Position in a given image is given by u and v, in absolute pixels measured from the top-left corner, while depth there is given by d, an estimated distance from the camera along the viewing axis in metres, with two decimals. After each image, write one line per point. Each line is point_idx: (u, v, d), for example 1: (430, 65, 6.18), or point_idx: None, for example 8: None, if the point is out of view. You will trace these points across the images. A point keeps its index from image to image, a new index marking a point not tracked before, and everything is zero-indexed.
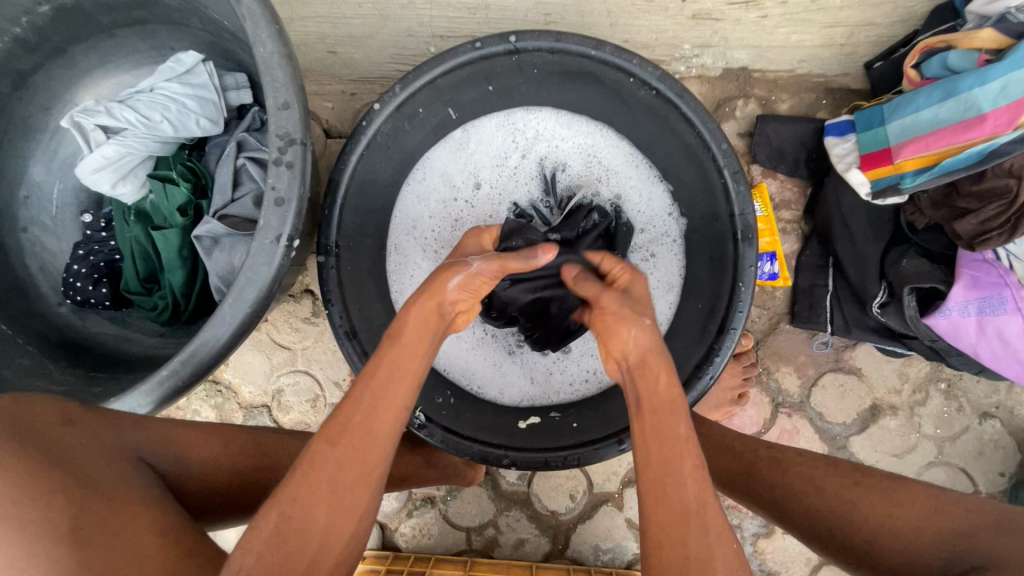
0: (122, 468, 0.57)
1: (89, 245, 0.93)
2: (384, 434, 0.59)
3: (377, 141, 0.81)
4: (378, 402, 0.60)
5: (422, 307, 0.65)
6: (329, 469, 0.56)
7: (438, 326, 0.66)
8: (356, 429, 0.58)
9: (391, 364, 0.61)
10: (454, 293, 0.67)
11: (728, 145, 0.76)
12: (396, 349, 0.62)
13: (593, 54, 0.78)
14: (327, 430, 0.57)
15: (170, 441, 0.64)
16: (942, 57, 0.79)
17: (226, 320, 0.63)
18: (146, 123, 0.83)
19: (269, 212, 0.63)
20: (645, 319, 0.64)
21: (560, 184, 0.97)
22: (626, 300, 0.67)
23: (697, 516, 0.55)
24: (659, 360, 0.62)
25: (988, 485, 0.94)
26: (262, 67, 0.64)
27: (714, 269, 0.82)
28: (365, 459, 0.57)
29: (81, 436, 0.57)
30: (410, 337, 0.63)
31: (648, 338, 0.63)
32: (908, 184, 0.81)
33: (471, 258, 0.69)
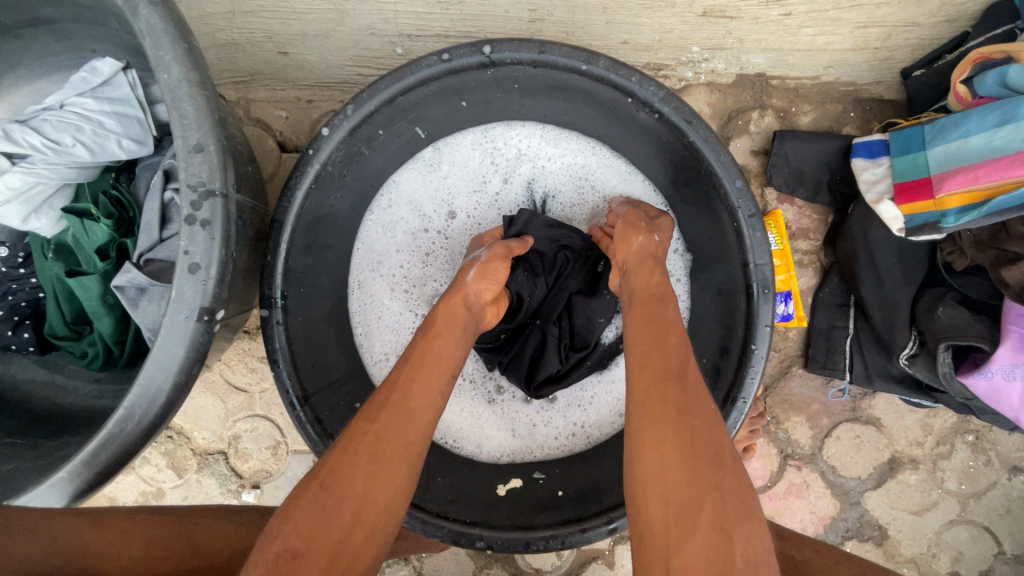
0: None
1: (6, 282, 0.81)
2: (422, 406, 0.58)
3: (328, 171, 0.69)
4: (415, 377, 0.60)
5: (449, 298, 0.68)
6: (368, 438, 0.54)
7: (467, 318, 0.68)
8: (394, 405, 0.57)
9: (433, 343, 0.64)
10: (475, 285, 0.70)
11: (743, 182, 0.64)
12: (431, 338, 0.64)
13: (584, 69, 0.65)
14: (366, 411, 0.57)
15: (71, 550, 0.51)
16: (1000, 72, 0.66)
17: (140, 405, 0.52)
18: (55, 149, 0.70)
19: (181, 282, 0.51)
20: (656, 232, 0.69)
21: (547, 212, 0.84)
22: (646, 217, 0.71)
23: (678, 376, 0.53)
24: (653, 263, 0.66)
25: (1014, 546, 0.85)
26: (168, 97, 0.51)
27: (722, 319, 0.71)
28: (406, 432, 0.55)
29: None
30: (443, 326, 0.66)
31: (652, 245, 0.67)
32: (949, 222, 0.69)
33: (477, 251, 0.75)
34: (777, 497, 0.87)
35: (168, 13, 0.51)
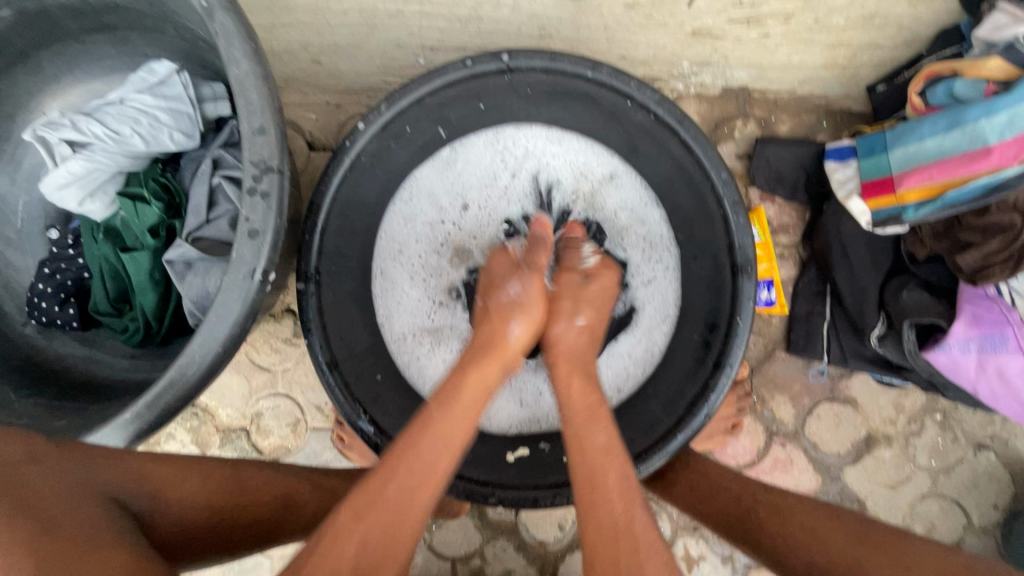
0: (95, 510, 0.53)
1: (56, 262, 0.87)
2: (416, 507, 0.57)
3: (361, 161, 0.78)
4: (414, 471, 0.58)
5: (485, 363, 0.68)
6: (355, 542, 0.53)
7: (494, 382, 0.68)
8: (391, 502, 0.56)
9: (451, 415, 0.63)
10: (518, 338, 0.71)
11: (728, 173, 0.75)
12: (445, 415, 0.62)
13: (590, 75, 0.76)
14: (356, 501, 0.56)
15: (145, 478, 0.61)
16: (948, 84, 0.77)
17: (204, 349, 0.60)
18: (116, 139, 0.79)
19: (242, 245, 0.59)
20: (576, 318, 0.74)
21: (552, 203, 0.92)
22: (577, 293, 0.76)
23: (628, 535, 0.56)
24: (578, 373, 0.70)
25: (981, 518, 0.92)
26: (236, 88, 0.60)
27: (711, 288, 0.79)
28: (393, 535, 0.55)
29: (52, 476, 0.53)
30: (464, 400, 0.64)
31: (579, 338, 0.73)
32: (910, 215, 0.78)
33: (511, 290, 0.74)
34: (764, 472, 0.93)
35: (237, 16, 0.60)
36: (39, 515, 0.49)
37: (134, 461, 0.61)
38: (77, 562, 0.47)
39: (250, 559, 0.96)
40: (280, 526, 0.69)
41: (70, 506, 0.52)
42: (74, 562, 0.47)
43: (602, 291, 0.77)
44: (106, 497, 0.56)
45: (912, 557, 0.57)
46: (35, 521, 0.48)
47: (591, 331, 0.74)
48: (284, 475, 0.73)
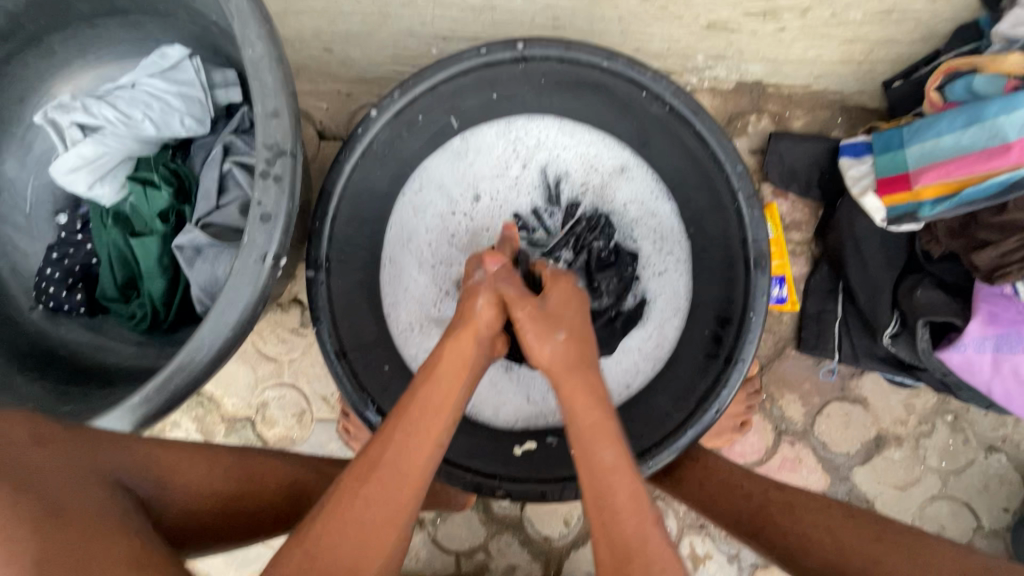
0: (100, 494, 0.51)
1: (63, 247, 0.87)
2: (417, 473, 0.54)
3: (372, 149, 0.77)
4: (410, 437, 0.55)
5: (460, 334, 0.64)
6: (356, 506, 0.51)
7: (475, 356, 0.64)
8: (389, 466, 0.53)
9: (435, 384, 0.60)
10: (485, 314, 0.66)
11: (743, 167, 0.73)
12: (431, 381, 0.60)
13: (605, 66, 0.74)
14: (356, 468, 0.53)
15: (150, 462, 0.59)
16: (967, 80, 0.76)
17: (209, 340, 0.59)
18: (127, 122, 0.78)
19: (254, 229, 0.59)
20: (559, 335, 0.63)
21: (562, 194, 0.92)
22: (540, 315, 0.65)
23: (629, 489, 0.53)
24: (579, 381, 0.60)
25: (992, 521, 0.91)
26: (251, 70, 0.59)
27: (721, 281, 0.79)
28: (395, 500, 0.52)
29: (58, 458, 0.51)
30: (446, 368, 0.61)
31: (563, 354, 0.62)
32: (926, 212, 0.77)
33: (475, 276, 0.70)
34: (772, 471, 0.93)
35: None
36: (45, 495, 0.47)
37: (141, 446, 0.60)
38: (79, 549, 0.45)
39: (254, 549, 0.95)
40: (283, 515, 0.69)
41: (73, 487, 0.50)
42: (77, 548, 0.45)
43: (566, 304, 0.68)
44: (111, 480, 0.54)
45: (928, 557, 0.56)
46: (40, 501, 0.46)
47: (574, 343, 0.64)
48: (290, 464, 0.72)
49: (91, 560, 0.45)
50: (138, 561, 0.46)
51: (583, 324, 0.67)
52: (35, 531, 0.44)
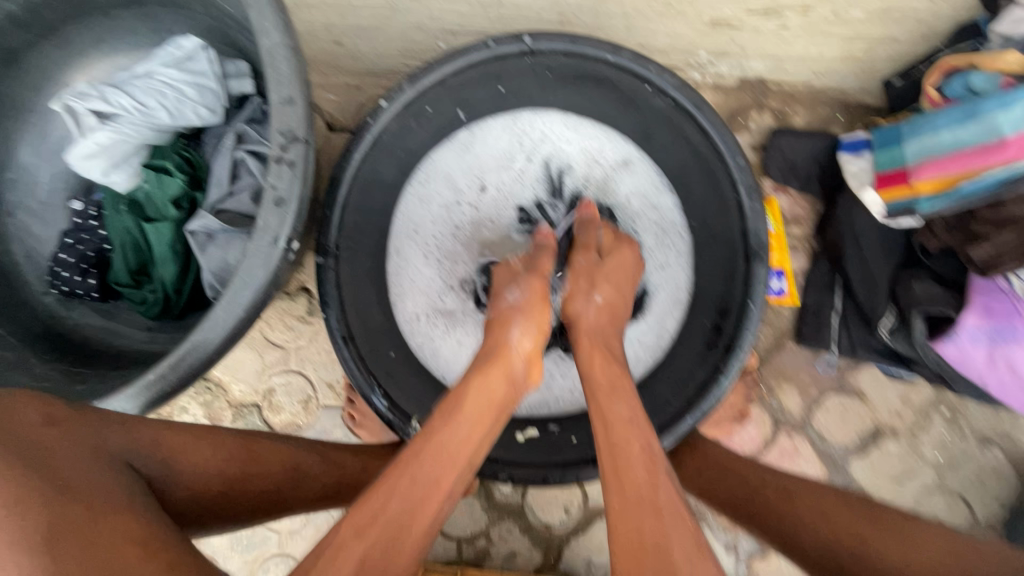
0: (107, 473, 0.53)
1: (77, 233, 0.88)
2: (421, 525, 0.52)
3: (383, 139, 0.81)
4: (420, 486, 0.53)
5: (488, 371, 0.64)
6: (356, 559, 0.48)
7: (502, 400, 0.64)
8: (394, 519, 0.51)
9: (455, 427, 0.58)
10: (521, 343, 0.68)
11: (743, 159, 0.76)
12: (452, 423, 0.58)
13: (610, 58, 0.78)
14: (356, 515, 0.50)
15: (157, 443, 0.61)
16: (964, 77, 0.78)
17: (220, 323, 0.61)
18: (142, 110, 0.80)
19: (268, 212, 0.61)
20: (515, 331, 0.69)
21: (566, 187, 0.92)
22: (520, 306, 0.72)
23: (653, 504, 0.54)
24: (599, 345, 0.70)
25: (986, 513, 0.93)
26: (266, 59, 0.61)
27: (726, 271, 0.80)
28: (394, 556, 0.49)
29: (67, 438, 0.53)
30: (469, 412, 0.60)
31: (527, 342, 0.69)
32: (923, 207, 0.79)
33: (509, 297, 0.74)
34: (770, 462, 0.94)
35: None
36: (54, 474, 0.49)
37: (148, 428, 0.61)
38: (87, 524, 0.46)
39: (259, 532, 0.97)
40: (287, 497, 0.70)
41: (83, 466, 0.51)
42: (83, 524, 0.46)
43: (539, 299, 0.73)
44: (118, 460, 0.56)
45: (910, 531, 0.60)
46: (49, 479, 0.48)
47: (607, 308, 0.74)
48: (294, 447, 0.74)
49: (96, 538, 0.45)
50: (145, 538, 0.47)
51: (621, 295, 0.76)
52: (44, 506, 0.46)
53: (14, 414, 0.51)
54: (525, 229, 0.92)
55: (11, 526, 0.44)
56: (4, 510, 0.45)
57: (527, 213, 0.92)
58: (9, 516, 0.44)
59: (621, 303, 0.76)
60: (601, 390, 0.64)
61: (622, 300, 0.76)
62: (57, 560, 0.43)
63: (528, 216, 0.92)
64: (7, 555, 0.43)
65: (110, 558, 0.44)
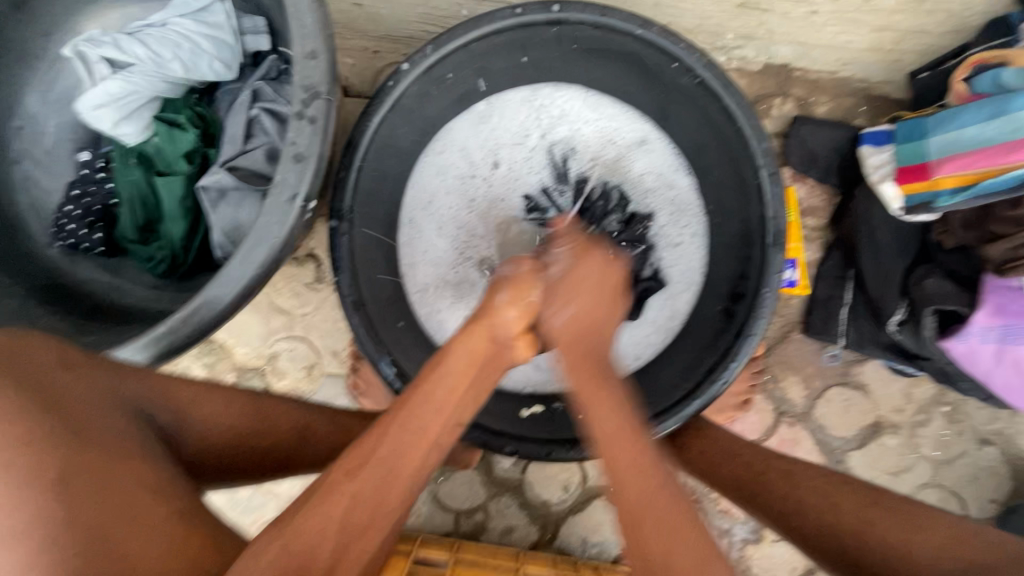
0: (121, 419, 0.52)
1: (85, 185, 0.87)
2: (411, 470, 0.51)
3: (401, 104, 0.78)
4: (406, 432, 0.52)
5: (471, 330, 0.58)
6: (344, 502, 0.48)
7: (494, 353, 0.59)
8: (382, 464, 0.50)
9: (438, 381, 0.55)
10: (506, 314, 0.59)
11: (769, 144, 0.73)
12: (437, 375, 0.55)
13: (639, 33, 0.74)
14: (347, 460, 0.50)
15: (169, 393, 0.61)
16: (994, 73, 0.76)
17: (233, 279, 0.60)
18: (155, 60, 0.78)
19: (287, 168, 0.60)
20: (539, 315, 0.61)
21: (571, 171, 0.91)
22: (548, 284, 0.62)
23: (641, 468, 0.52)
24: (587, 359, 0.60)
25: (978, 511, 0.94)
26: (292, 10, 0.59)
27: (740, 247, 0.80)
28: (384, 501, 0.49)
29: (84, 378, 0.52)
30: (455, 366, 0.56)
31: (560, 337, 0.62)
32: (942, 202, 0.78)
33: (501, 271, 0.64)
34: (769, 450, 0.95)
35: None
36: (69, 414, 0.47)
37: (160, 379, 0.60)
38: (101, 466, 0.45)
39: (259, 495, 0.97)
40: (293, 457, 0.70)
41: (96, 411, 0.50)
42: (99, 465, 0.46)
43: (586, 282, 0.63)
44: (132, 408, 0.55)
45: (918, 524, 0.59)
46: (64, 420, 0.46)
47: (578, 320, 0.62)
48: (303, 408, 0.73)
49: (112, 481, 0.45)
50: (159, 488, 0.48)
51: (599, 308, 0.63)
52: (59, 448, 0.44)
53: (32, 351, 0.49)
54: (535, 219, 0.91)
55: (22, 467, 0.42)
56: (12, 450, 0.42)
57: (533, 201, 0.91)
58: (22, 453, 0.42)
59: (596, 318, 0.63)
60: (588, 394, 0.58)
61: (599, 313, 0.63)
62: (73, 504, 0.42)
63: (535, 203, 0.91)
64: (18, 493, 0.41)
65: (122, 507, 0.44)
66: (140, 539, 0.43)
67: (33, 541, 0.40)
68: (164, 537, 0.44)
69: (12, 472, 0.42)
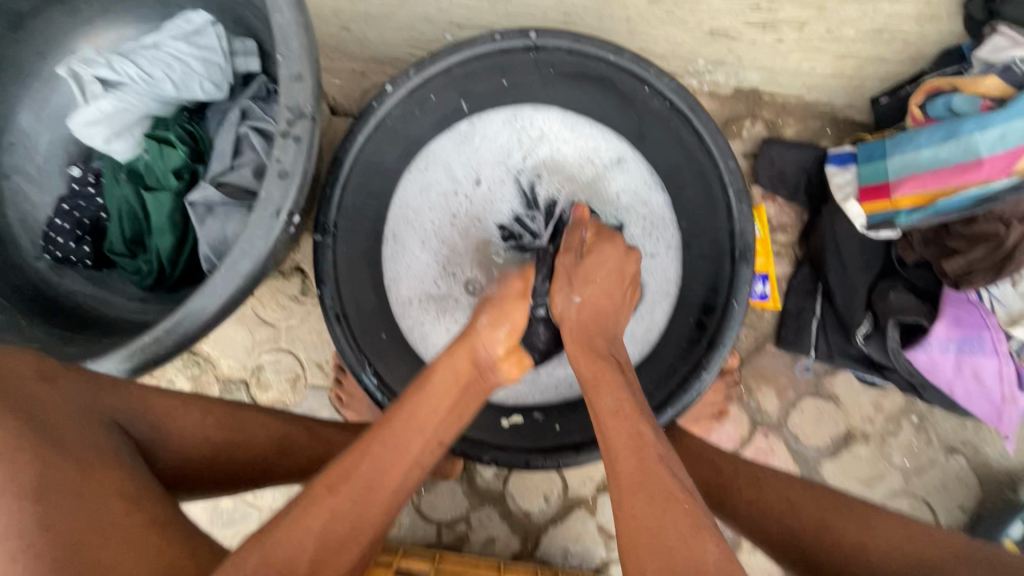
0: (96, 430, 0.53)
1: (74, 199, 0.88)
2: (389, 488, 0.54)
3: (385, 124, 0.82)
4: (387, 451, 0.55)
5: (455, 349, 0.63)
6: (323, 518, 0.50)
7: (473, 375, 0.63)
8: (361, 481, 0.52)
9: (423, 398, 0.59)
10: (488, 331, 0.65)
11: (735, 163, 0.78)
12: (421, 396, 0.59)
13: (612, 58, 0.79)
14: (329, 475, 0.52)
15: (147, 406, 0.62)
16: (947, 99, 0.81)
17: (216, 292, 0.62)
18: (149, 82, 0.81)
19: (271, 185, 0.62)
20: (501, 328, 0.66)
21: (540, 197, 0.94)
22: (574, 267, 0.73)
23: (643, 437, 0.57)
24: (581, 342, 0.68)
25: (948, 518, 0.96)
26: (279, 35, 0.62)
27: (712, 260, 0.83)
28: (360, 516, 0.51)
29: (58, 391, 0.53)
30: (438, 385, 0.60)
31: (569, 314, 0.71)
32: (903, 219, 0.82)
33: (491, 293, 0.72)
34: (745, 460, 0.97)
35: None
36: (47, 426, 0.49)
37: (137, 389, 0.62)
38: (76, 475, 0.47)
39: (241, 507, 0.98)
40: (271, 467, 0.71)
41: (73, 426, 0.51)
42: (75, 472, 0.47)
43: (600, 266, 0.72)
44: (107, 418, 0.56)
45: (874, 522, 0.63)
46: (41, 430, 0.48)
47: (591, 308, 0.71)
48: (281, 420, 0.74)
49: (87, 488, 0.47)
50: (132, 494, 0.49)
51: (611, 299, 0.72)
52: (35, 458, 0.46)
53: (15, 366, 0.52)
54: (511, 246, 0.93)
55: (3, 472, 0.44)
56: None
57: (508, 229, 0.93)
58: (2, 460, 0.45)
59: (607, 305, 0.72)
60: (591, 376, 0.64)
61: (610, 302, 0.72)
62: (47, 510, 0.44)
63: (510, 231, 0.93)
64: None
65: (97, 514, 0.45)
66: (113, 545, 0.44)
67: (7, 546, 0.42)
68: (134, 546, 0.45)
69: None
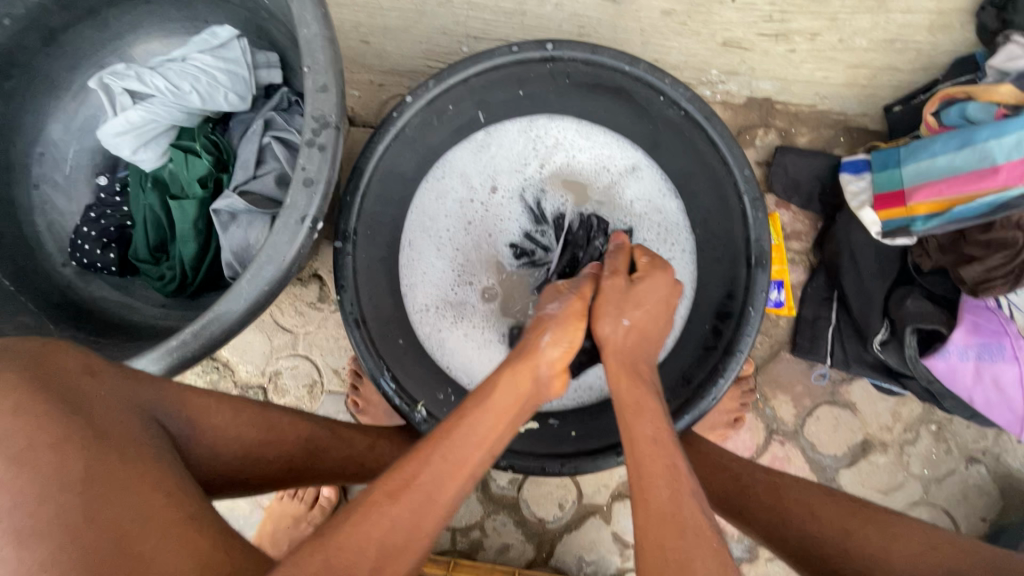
0: (138, 423, 0.54)
1: (101, 208, 0.91)
2: (446, 499, 0.53)
3: (405, 133, 0.82)
4: (449, 463, 0.54)
5: (517, 368, 0.62)
6: (382, 522, 0.49)
7: (529, 393, 0.62)
8: (423, 488, 0.52)
9: (483, 415, 0.58)
10: (551, 351, 0.65)
11: (751, 171, 0.77)
12: (482, 410, 0.58)
13: (626, 69, 0.79)
14: (389, 484, 0.52)
15: (183, 402, 0.63)
16: (961, 107, 0.81)
17: (240, 296, 0.63)
18: (175, 93, 0.83)
19: (297, 192, 0.64)
20: (543, 339, 0.65)
21: (547, 212, 0.97)
22: (620, 295, 0.68)
23: (671, 477, 0.54)
24: (627, 369, 0.64)
25: (969, 529, 0.95)
26: (304, 48, 0.64)
27: (723, 262, 0.84)
28: (419, 523, 0.50)
29: (103, 386, 0.55)
30: (498, 402, 0.60)
31: (624, 340, 0.66)
32: (918, 227, 0.82)
33: (548, 308, 0.70)
34: None
35: None
36: (89, 419, 0.50)
37: (171, 388, 0.62)
38: (118, 469, 0.48)
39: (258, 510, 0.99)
40: (300, 468, 0.73)
41: (114, 422, 0.52)
42: (118, 467, 0.48)
43: (650, 294, 0.69)
44: (149, 416, 0.57)
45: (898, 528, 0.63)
46: (85, 424, 0.49)
47: (638, 333, 0.67)
48: (309, 420, 0.75)
49: (132, 483, 0.47)
50: (174, 490, 0.49)
51: (656, 324, 0.68)
52: (83, 449, 0.47)
53: (55, 361, 0.53)
54: (523, 262, 0.96)
55: (46, 465, 0.45)
56: (41, 450, 0.46)
57: (519, 247, 0.96)
58: (48, 457, 0.46)
59: (654, 333, 0.68)
60: (631, 400, 0.61)
61: (656, 329, 0.68)
62: (90, 500, 0.45)
63: (522, 249, 0.96)
64: (39, 494, 0.44)
65: (141, 506, 0.46)
66: (156, 539, 0.45)
67: (52, 540, 0.43)
68: (178, 539, 0.45)
69: (35, 472, 0.45)
